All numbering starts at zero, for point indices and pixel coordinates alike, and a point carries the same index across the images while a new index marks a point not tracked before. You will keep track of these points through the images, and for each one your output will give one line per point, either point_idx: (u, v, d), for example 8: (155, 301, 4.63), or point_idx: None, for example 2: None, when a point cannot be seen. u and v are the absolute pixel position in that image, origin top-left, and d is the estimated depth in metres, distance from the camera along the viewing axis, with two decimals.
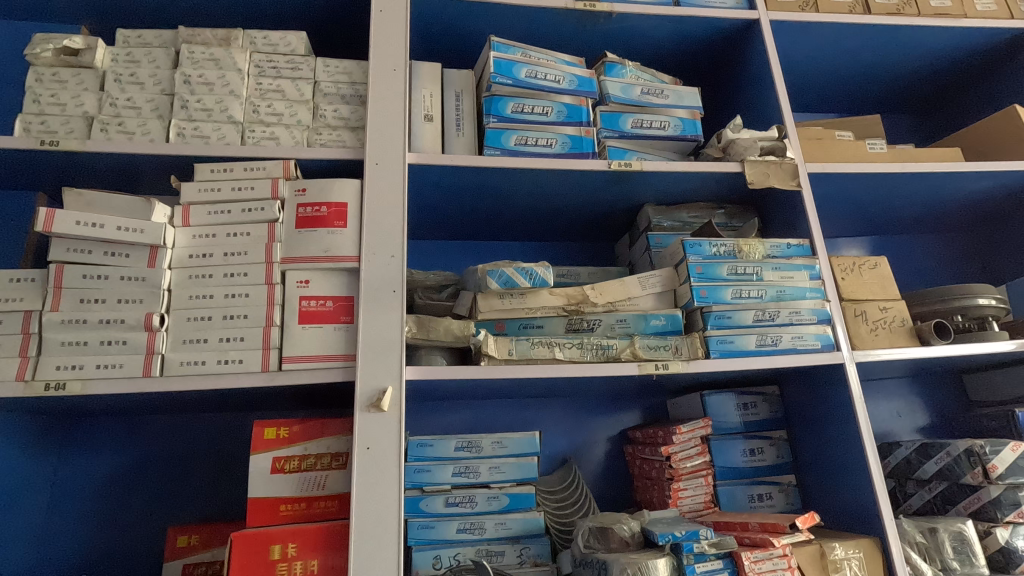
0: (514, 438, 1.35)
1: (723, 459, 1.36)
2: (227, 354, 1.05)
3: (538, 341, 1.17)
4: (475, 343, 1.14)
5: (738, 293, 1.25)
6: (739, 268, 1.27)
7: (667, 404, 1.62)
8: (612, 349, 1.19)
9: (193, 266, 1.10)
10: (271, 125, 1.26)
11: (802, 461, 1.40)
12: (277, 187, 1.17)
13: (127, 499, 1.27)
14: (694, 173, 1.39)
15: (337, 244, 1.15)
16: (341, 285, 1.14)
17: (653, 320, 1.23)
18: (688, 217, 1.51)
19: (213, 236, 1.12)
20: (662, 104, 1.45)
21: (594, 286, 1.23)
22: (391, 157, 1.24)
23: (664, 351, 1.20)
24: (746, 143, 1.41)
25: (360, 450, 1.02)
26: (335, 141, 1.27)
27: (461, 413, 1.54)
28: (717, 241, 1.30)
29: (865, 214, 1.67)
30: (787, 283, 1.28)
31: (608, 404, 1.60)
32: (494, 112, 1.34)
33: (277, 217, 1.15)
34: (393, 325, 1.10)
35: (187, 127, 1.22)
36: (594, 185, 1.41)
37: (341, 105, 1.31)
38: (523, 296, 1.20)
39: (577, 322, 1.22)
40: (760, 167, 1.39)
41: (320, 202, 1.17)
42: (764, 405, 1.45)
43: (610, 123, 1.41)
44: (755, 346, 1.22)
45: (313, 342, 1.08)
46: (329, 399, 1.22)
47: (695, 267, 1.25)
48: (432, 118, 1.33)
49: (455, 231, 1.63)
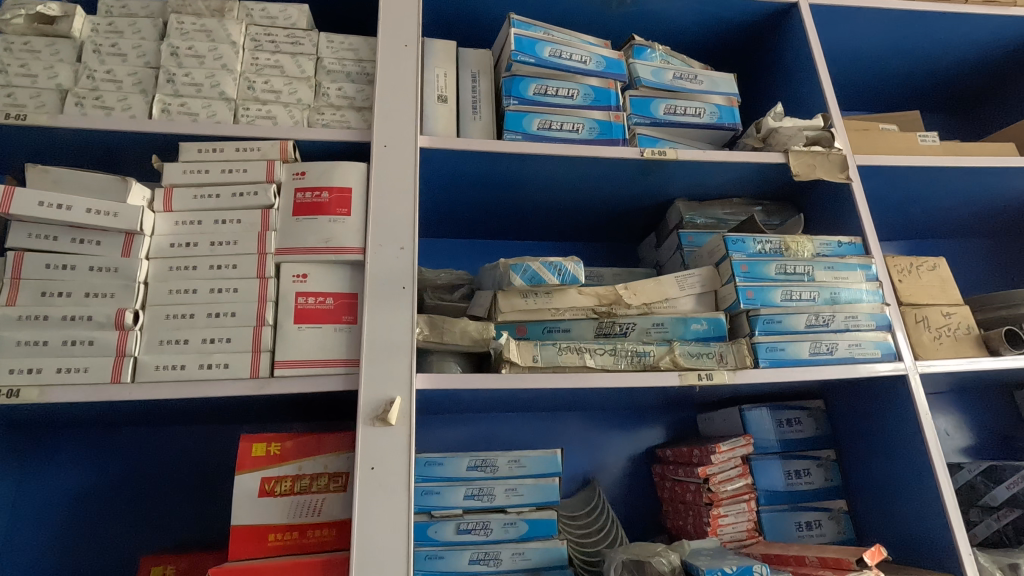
0: (533, 457, 1.21)
1: (766, 482, 1.22)
2: (211, 357, 0.91)
3: (566, 347, 1.03)
4: (496, 347, 1.00)
5: (789, 295, 1.11)
6: (788, 266, 1.14)
7: (698, 419, 1.47)
8: (649, 356, 1.05)
9: (174, 256, 0.96)
10: (268, 103, 1.13)
11: (854, 484, 1.26)
12: (272, 170, 1.04)
13: (96, 523, 1.12)
14: (733, 163, 1.26)
15: (340, 233, 1.01)
16: (342, 281, 1.00)
17: (693, 324, 1.10)
18: (722, 214, 1.39)
19: (199, 222, 0.99)
20: (696, 89, 1.33)
21: (627, 285, 1.10)
22: (401, 140, 1.11)
23: (708, 359, 1.06)
24: (790, 132, 1.28)
25: (363, 471, 0.88)
26: (339, 122, 1.14)
27: (473, 427, 1.39)
28: (762, 238, 1.17)
29: (909, 215, 1.54)
30: (841, 284, 1.14)
31: (633, 418, 1.46)
32: (515, 93, 1.21)
33: (272, 203, 1.02)
34: (403, 326, 0.96)
35: (173, 102, 1.09)
36: (623, 176, 1.28)
37: (346, 84, 1.18)
38: (548, 295, 1.06)
39: (609, 325, 1.09)
40: (805, 158, 1.26)
41: (321, 187, 1.04)
42: (809, 421, 1.31)
43: (640, 109, 1.29)
44: (809, 355, 1.08)
45: (310, 345, 0.94)
46: (328, 410, 1.08)
47: (740, 265, 1.12)
48: (446, 99, 1.21)
49: (467, 228, 1.50)
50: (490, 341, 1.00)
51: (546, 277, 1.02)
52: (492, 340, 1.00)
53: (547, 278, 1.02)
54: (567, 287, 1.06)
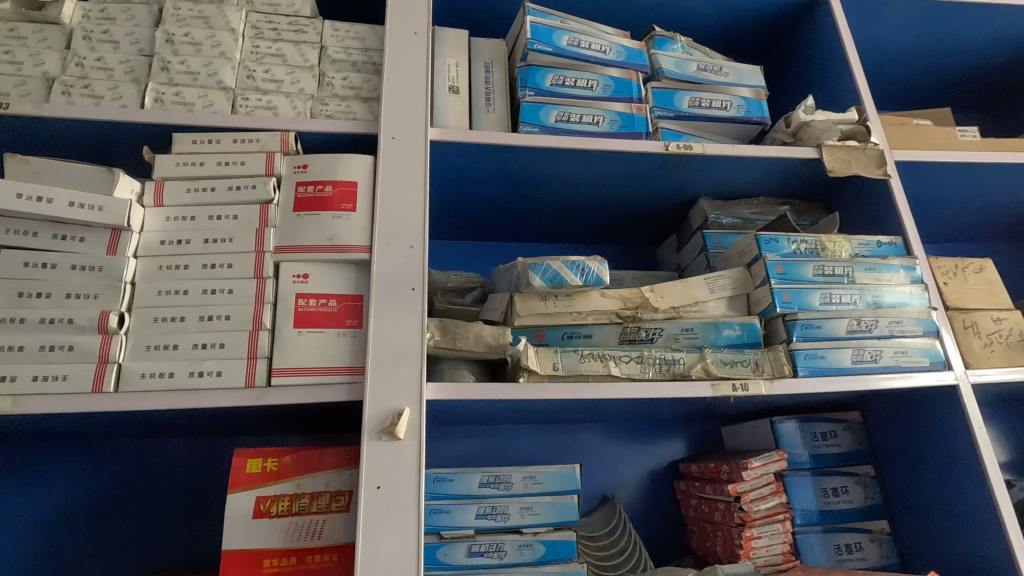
0: (549, 473, 1.12)
1: (801, 501, 1.13)
2: (202, 364, 0.83)
3: (588, 354, 0.94)
4: (513, 354, 0.92)
5: (828, 298, 1.03)
6: (826, 268, 1.05)
7: (722, 432, 1.38)
8: (678, 364, 0.96)
9: (164, 255, 0.89)
10: (268, 93, 1.06)
11: (898, 504, 1.16)
12: (272, 162, 0.96)
13: (81, 543, 1.04)
14: (762, 158, 1.18)
15: (344, 230, 0.93)
16: (347, 282, 0.92)
17: (725, 329, 1.02)
18: (749, 214, 1.31)
19: (192, 218, 0.91)
20: (721, 81, 1.26)
21: (653, 288, 1.02)
22: (410, 131, 1.03)
23: (742, 367, 0.98)
24: (823, 125, 1.20)
25: (368, 490, 0.79)
26: (344, 112, 1.07)
27: (484, 440, 1.30)
28: (797, 237, 1.09)
29: (944, 217, 1.46)
30: (884, 287, 1.06)
31: (653, 430, 1.37)
32: (531, 83, 1.14)
33: (272, 197, 0.94)
34: (412, 332, 0.88)
35: (167, 91, 1.02)
36: (645, 173, 1.20)
37: (351, 73, 1.11)
38: (568, 298, 0.98)
39: (633, 331, 1.01)
40: (840, 152, 1.18)
41: (325, 180, 0.97)
42: (846, 434, 1.22)
43: (663, 102, 1.21)
44: (852, 363, 0.99)
45: (311, 351, 0.86)
46: (330, 423, 0.99)
47: (774, 266, 1.04)
48: (458, 90, 1.13)
49: (477, 230, 1.42)
50: (507, 347, 0.92)
51: (566, 277, 0.93)
52: (508, 346, 0.92)
53: (567, 277, 0.93)
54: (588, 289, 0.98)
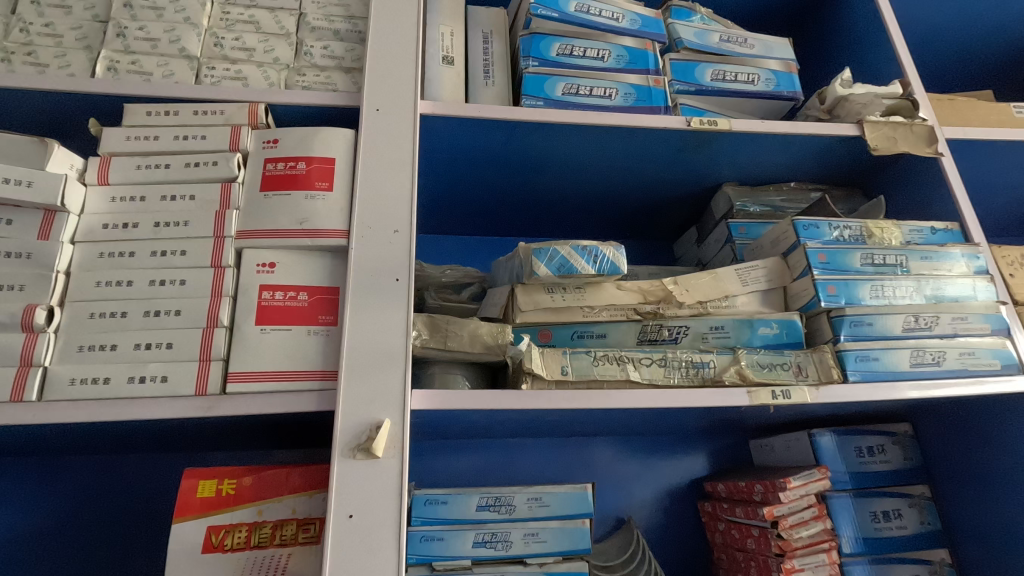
0: (557, 494, 0.98)
1: (848, 526, 0.98)
2: (144, 367, 0.70)
3: (603, 356, 0.81)
4: (515, 356, 0.78)
5: (880, 291, 0.89)
6: (876, 256, 0.91)
7: (750, 446, 1.23)
8: (708, 368, 0.83)
9: (106, 240, 0.76)
10: (237, 63, 0.93)
11: (960, 529, 1.01)
12: (237, 136, 0.84)
13: (30, 572, 0.93)
14: (796, 136, 1.04)
15: (319, 213, 0.81)
16: (320, 272, 0.79)
17: (760, 328, 0.88)
18: (779, 200, 1.18)
19: (142, 198, 0.79)
20: (747, 53, 1.13)
21: (677, 280, 0.89)
22: (397, 103, 0.91)
23: (783, 371, 0.84)
24: (863, 99, 1.06)
25: (339, 519, 0.66)
26: (323, 84, 0.94)
27: (484, 455, 1.16)
28: (839, 222, 0.96)
29: (993, 207, 1.32)
30: (943, 279, 0.92)
31: (673, 444, 1.23)
32: (534, 53, 1.02)
33: (235, 175, 0.82)
34: (396, 330, 0.75)
35: (122, 60, 0.90)
36: (664, 154, 1.07)
37: (333, 42, 0.99)
38: (579, 291, 0.84)
39: (654, 329, 0.87)
40: (884, 129, 1.04)
41: (298, 156, 0.84)
42: (895, 450, 1.07)
43: (683, 75, 1.09)
44: (911, 366, 0.85)
45: (275, 353, 0.73)
46: (303, 437, 0.86)
47: (816, 255, 0.90)
48: (453, 60, 1.01)
49: (477, 222, 1.29)
50: (508, 347, 0.79)
51: (578, 266, 0.78)
52: (510, 346, 0.79)
53: (579, 266, 0.78)
54: (601, 281, 0.84)
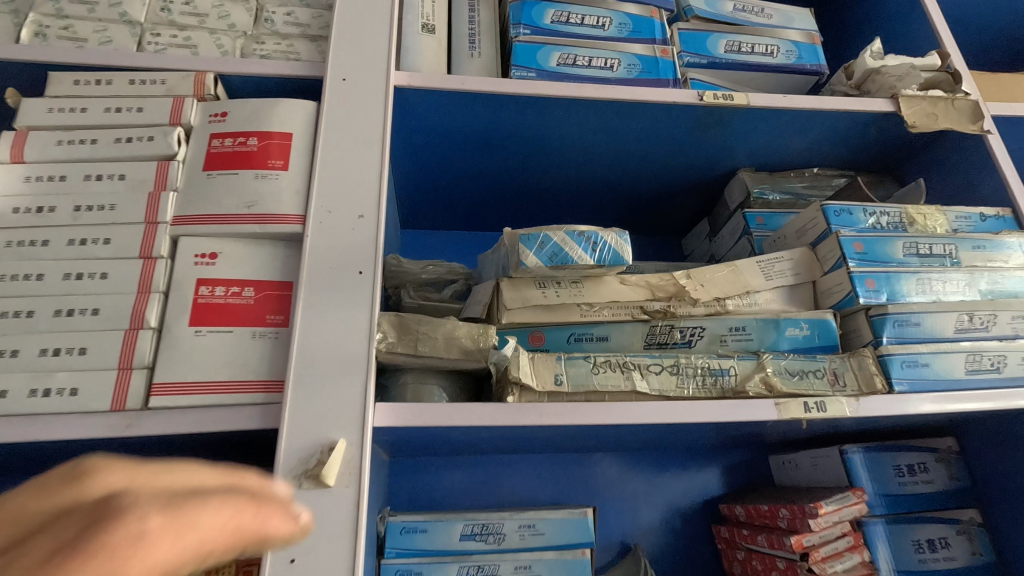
0: (552, 521, 0.86)
1: (888, 558, 0.85)
2: (50, 377, 0.58)
3: (604, 363, 0.69)
4: (498, 362, 0.66)
5: (926, 286, 0.76)
6: (920, 246, 0.79)
7: (770, 462, 1.11)
8: (728, 376, 0.70)
9: (17, 227, 0.65)
10: (187, 29, 0.82)
11: (1017, 562, 0.88)
12: (179, 108, 0.73)
13: None
14: (822, 113, 0.92)
15: (271, 195, 0.69)
16: (271, 264, 0.67)
17: (787, 329, 0.75)
18: (800, 188, 1.05)
19: (63, 178, 0.67)
20: (765, 23, 1.01)
21: (689, 273, 0.76)
22: (367, 73, 0.79)
23: (816, 379, 0.71)
24: (897, 71, 0.94)
25: (278, 563, 0.54)
26: (284, 53, 0.83)
27: (473, 474, 1.04)
28: (875, 207, 0.83)
29: None
30: (998, 272, 0.79)
31: (685, 461, 1.10)
32: (526, 20, 0.90)
33: (175, 152, 0.70)
34: (358, 332, 0.63)
35: (53, 24, 0.79)
36: (672, 134, 0.95)
37: (298, 7, 0.87)
38: (576, 285, 0.72)
39: (664, 331, 0.75)
40: (921, 104, 0.92)
41: (249, 131, 0.72)
42: (938, 468, 0.94)
43: (693, 46, 0.97)
44: (966, 373, 0.73)
45: (211, 359, 0.61)
46: (255, 457, 0.74)
47: (852, 244, 0.77)
48: (434, 29, 0.89)
49: (466, 215, 1.18)
50: (490, 352, 0.67)
51: (575, 255, 0.66)
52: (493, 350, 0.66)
53: (575, 256, 0.66)
54: (602, 273, 0.72)
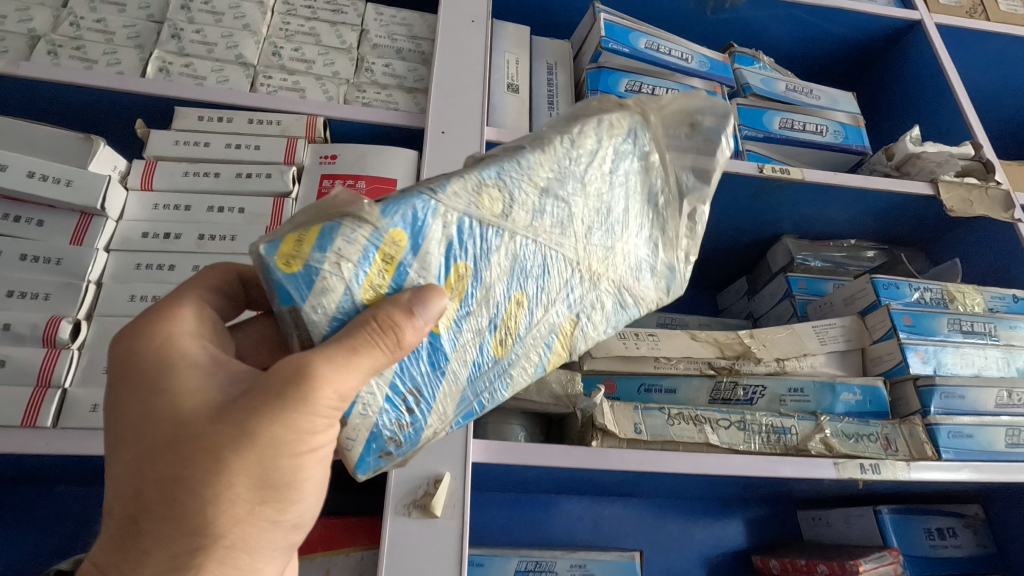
0: (601, 561, 0.89)
1: None
2: None
3: (678, 415, 0.74)
4: (585, 408, 0.71)
5: (968, 361, 0.82)
6: (963, 322, 0.85)
7: (799, 518, 1.15)
8: (790, 434, 0.76)
9: (144, 251, 0.69)
10: (295, 74, 0.88)
11: None
12: (293, 149, 0.78)
13: None
14: (869, 191, 0.99)
15: None
16: None
17: (843, 393, 0.81)
18: (837, 258, 1.12)
19: (188, 208, 0.73)
20: (813, 104, 1.09)
21: (753, 334, 0.83)
22: (461, 125, 0.85)
23: (871, 443, 0.76)
24: (937, 157, 1.01)
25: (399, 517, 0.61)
26: (385, 102, 0.89)
27: (516, 512, 1.06)
28: (920, 283, 0.89)
29: None
30: None
31: (718, 514, 1.13)
32: (603, 87, 0.97)
33: (291, 190, 0.75)
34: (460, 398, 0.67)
35: (174, 61, 0.84)
36: (730, 199, 1.02)
37: (394, 61, 0.94)
38: (691, 267, 0.63)
39: (728, 388, 0.80)
40: (959, 190, 0.99)
41: (357, 175, 0.78)
42: (966, 533, 0.99)
43: (752, 120, 1.04)
44: (1005, 446, 0.79)
45: None
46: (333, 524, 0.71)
47: (902, 316, 0.83)
48: (517, 88, 0.96)
49: None
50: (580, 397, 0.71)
51: (493, 318, 0.51)
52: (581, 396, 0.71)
53: (447, 355, 0.50)
54: (663, 195, 0.59)
